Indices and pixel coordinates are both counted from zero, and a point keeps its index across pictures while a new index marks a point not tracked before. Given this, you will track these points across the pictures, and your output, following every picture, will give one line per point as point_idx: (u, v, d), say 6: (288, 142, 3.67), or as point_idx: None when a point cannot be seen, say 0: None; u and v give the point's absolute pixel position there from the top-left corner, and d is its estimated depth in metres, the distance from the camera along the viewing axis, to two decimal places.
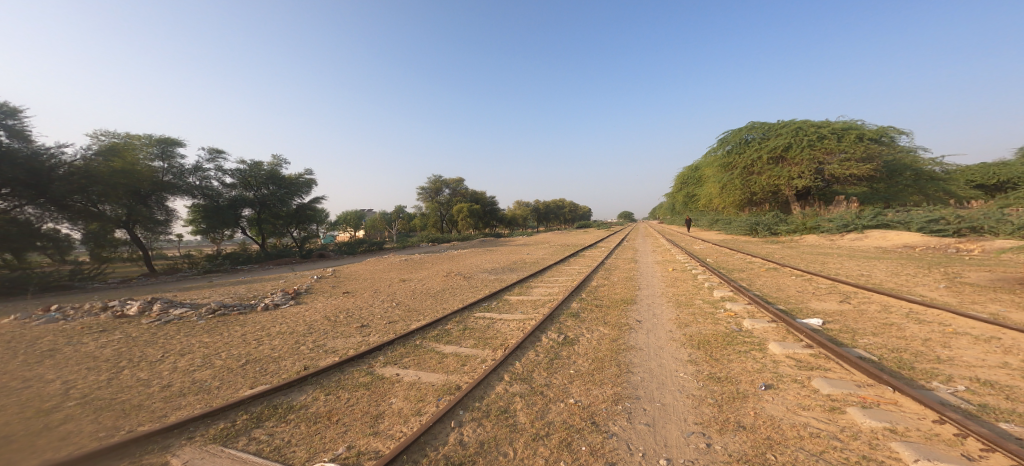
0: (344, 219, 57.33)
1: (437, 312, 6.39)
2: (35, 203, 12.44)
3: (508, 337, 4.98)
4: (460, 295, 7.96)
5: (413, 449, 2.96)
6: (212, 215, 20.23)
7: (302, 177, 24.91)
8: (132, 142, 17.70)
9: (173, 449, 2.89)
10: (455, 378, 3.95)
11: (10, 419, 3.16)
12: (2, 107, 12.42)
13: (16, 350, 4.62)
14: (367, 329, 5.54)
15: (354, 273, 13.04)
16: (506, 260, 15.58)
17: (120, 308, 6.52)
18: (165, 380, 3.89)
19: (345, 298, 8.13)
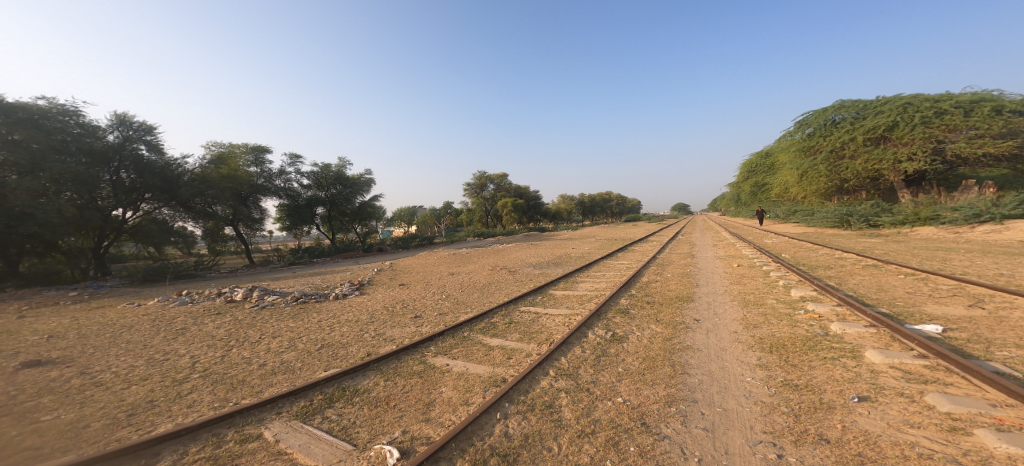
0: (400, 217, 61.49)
1: (485, 305, 6.59)
2: (168, 205, 15.79)
3: (554, 332, 4.95)
4: (507, 289, 8.08)
5: (460, 437, 3.03)
6: (294, 213, 23.29)
7: (364, 177, 27.16)
8: (234, 151, 21.03)
9: (265, 422, 3.35)
10: (501, 370, 4.02)
11: (155, 386, 3.94)
12: (141, 126, 15.47)
13: (159, 328, 5.78)
14: (421, 320, 5.91)
15: (408, 267, 13.91)
16: (554, 255, 15.39)
17: (229, 294, 7.79)
18: (261, 359, 4.54)
19: (401, 290, 8.74)
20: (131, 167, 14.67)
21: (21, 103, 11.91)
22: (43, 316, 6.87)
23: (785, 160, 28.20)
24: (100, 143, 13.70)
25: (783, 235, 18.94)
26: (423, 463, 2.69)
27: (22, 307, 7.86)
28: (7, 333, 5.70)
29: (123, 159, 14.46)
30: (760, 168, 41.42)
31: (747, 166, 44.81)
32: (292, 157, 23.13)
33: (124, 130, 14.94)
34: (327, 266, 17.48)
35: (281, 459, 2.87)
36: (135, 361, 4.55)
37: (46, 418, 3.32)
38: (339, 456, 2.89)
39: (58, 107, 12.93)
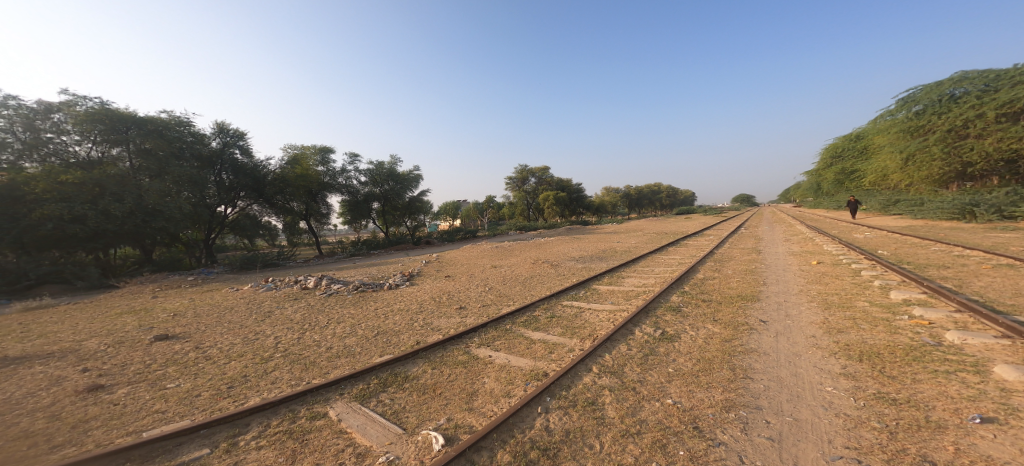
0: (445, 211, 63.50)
1: (527, 299, 6.65)
2: (257, 202, 19.04)
3: (597, 328, 4.97)
4: (549, 283, 8.05)
5: (501, 427, 3.01)
6: (355, 209, 25.16)
7: (413, 173, 28.19)
8: (306, 152, 22.40)
9: (329, 402, 3.67)
10: (543, 365, 4.02)
11: (248, 362, 4.57)
12: (234, 133, 18.20)
13: (251, 310, 6.73)
14: (465, 311, 6.15)
15: (453, 259, 14.44)
16: (601, 248, 14.86)
17: (302, 282, 8.78)
18: (328, 343, 5.04)
19: (447, 281, 9.16)
20: (230, 169, 17.85)
21: (152, 118, 14.81)
22: (167, 298, 8.35)
23: (883, 143, 24.11)
24: (206, 149, 16.74)
25: (878, 228, 16.17)
26: (465, 451, 2.70)
27: (155, 289, 9.68)
28: (143, 311, 7.02)
29: (224, 162, 17.62)
30: (849, 152, 35.67)
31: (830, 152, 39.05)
32: (353, 156, 25.06)
33: (224, 136, 17.80)
34: (382, 257, 18.97)
35: (342, 437, 3.12)
36: (231, 339, 5.34)
37: (169, 385, 4.02)
38: (391, 438, 3.06)
39: (176, 119, 15.83)
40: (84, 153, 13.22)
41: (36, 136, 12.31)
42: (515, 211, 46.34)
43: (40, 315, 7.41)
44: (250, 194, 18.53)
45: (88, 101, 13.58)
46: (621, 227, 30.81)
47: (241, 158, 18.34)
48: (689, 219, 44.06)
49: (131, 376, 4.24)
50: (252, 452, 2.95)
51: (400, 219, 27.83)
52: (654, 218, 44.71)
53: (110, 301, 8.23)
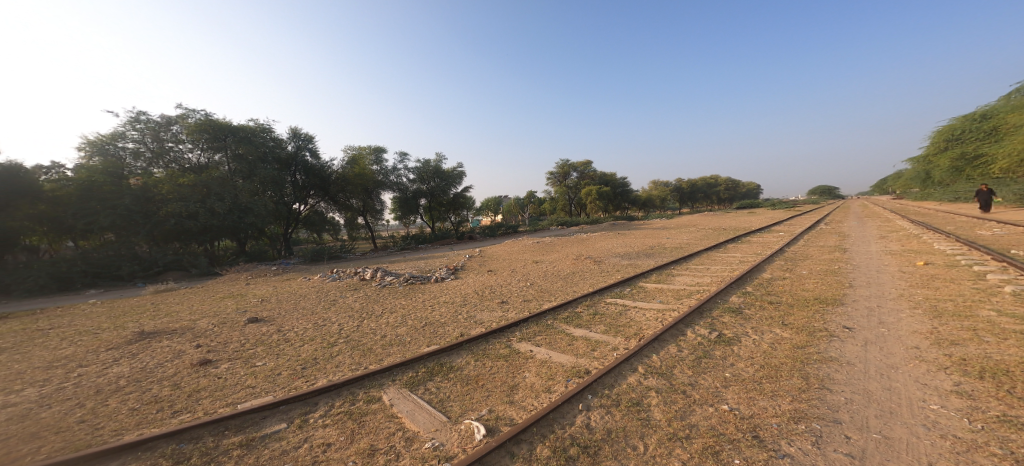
0: (487, 207, 63.84)
1: (567, 296, 6.58)
2: (323, 200, 21.10)
3: (643, 327, 4.81)
4: (590, 280, 7.87)
5: (541, 421, 2.91)
6: (405, 205, 26.53)
7: (456, 170, 28.90)
8: (362, 153, 23.97)
9: (383, 388, 3.70)
10: (584, 362, 3.95)
11: (315, 346, 5.03)
12: (303, 137, 20.03)
13: (319, 298, 7.53)
14: (506, 305, 6.31)
15: (495, 254, 14.75)
16: (651, 245, 14.07)
17: (360, 274, 9.58)
18: (382, 331, 5.44)
19: (489, 275, 9.41)
20: (302, 170, 19.84)
21: (242, 127, 17.34)
22: (254, 285, 9.63)
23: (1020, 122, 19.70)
24: (284, 152, 18.89)
25: (1009, 223, 13.25)
26: (506, 443, 2.64)
27: (249, 276, 11.37)
28: (237, 297, 8.16)
29: (298, 164, 19.64)
30: (971, 134, 29.52)
31: (943, 135, 32.87)
32: (401, 154, 26.60)
33: (297, 140, 19.77)
34: (429, 251, 20.15)
35: (394, 420, 3.10)
36: (303, 324, 5.98)
37: (258, 363, 4.52)
38: (436, 426, 2.99)
39: (261, 126, 18.29)
40: (195, 159, 16.55)
41: (164, 148, 15.85)
42: (556, 206, 45.42)
43: (166, 296, 9.07)
44: (319, 192, 20.68)
45: (196, 115, 16.64)
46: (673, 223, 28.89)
47: (311, 160, 20.25)
48: (753, 214, 39.79)
49: (230, 353, 4.92)
50: (317, 429, 3.00)
51: (444, 215, 28.78)
52: (714, 214, 41.24)
53: (212, 288, 9.70)
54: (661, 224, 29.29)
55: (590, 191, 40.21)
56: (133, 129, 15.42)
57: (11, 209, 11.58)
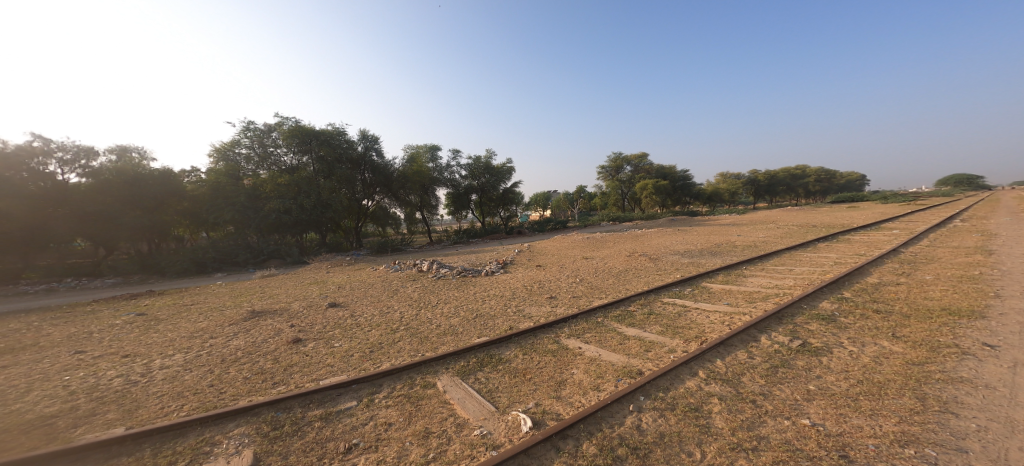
0: (536, 201, 62.89)
1: (619, 294, 6.34)
2: (385, 196, 22.67)
3: (706, 330, 4.45)
4: (644, 278, 7.48)
5: (588, 418, 2.84)
6: (458, 201, 27.49)
7: (506, 165, 29.04)
8: (419, 151, 25.20)
9: (437, 374, 3.92)
10: (637, 363, 3.78)
11: (380, 331, 5.48)
12: (370, 138, 21.60)
13: (383, 287, 8.21)
14: (555, 300, 6.31)
15: (543, 249, 14.68)
16: (715, 242, 12.90)
17: (418, 266, 10.21)
18: (437, 320, 5.76)
19: (538, 270, 9.43)
20: (370, 169, 21.45)
21: (322, 130, 19.27)
22: (331, 273, 10.81)
23: None
24: (355, 153, 20.58)
25: None
26: (551, 436, 2.62)
27: (329, 265, 12.77)
28: (318, 284, 9.23)
29: (367, 163, 21.27)
30: None
31: None
32: (454, 150, 27.45)
33: (366, 142, 21.46)
34: (482, 245, 20.75)
35: (446, 406, 3.27)
36: (371, 311, 6.58)
37: (336, 344, 5.04)
38: (485, 414, 3.09)
39: (337, 130, 20.17)
40: (288, 161, 18.91)
41: (267, 152, 18.42)
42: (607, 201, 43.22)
43: (265, 281, 10.59)
44: (383, 189, 22.30)
45: (290, 121, 18.94)
46: (745, 218, 26.07)
47: (377, 159, 21.75)
48: (847, 208, 34.16)
49: (314, 333, 5.57)
50: (381, 409, 3.25)
51: (495, 210, 29.28)
52: (798, 208, 36.39)
53: (299, 275, 11.09)
54: (730, 219, 26.66)
55: (645, 184, 37.54)
56: (245, 137, 18.22)
57: (166, 206, 15.91)
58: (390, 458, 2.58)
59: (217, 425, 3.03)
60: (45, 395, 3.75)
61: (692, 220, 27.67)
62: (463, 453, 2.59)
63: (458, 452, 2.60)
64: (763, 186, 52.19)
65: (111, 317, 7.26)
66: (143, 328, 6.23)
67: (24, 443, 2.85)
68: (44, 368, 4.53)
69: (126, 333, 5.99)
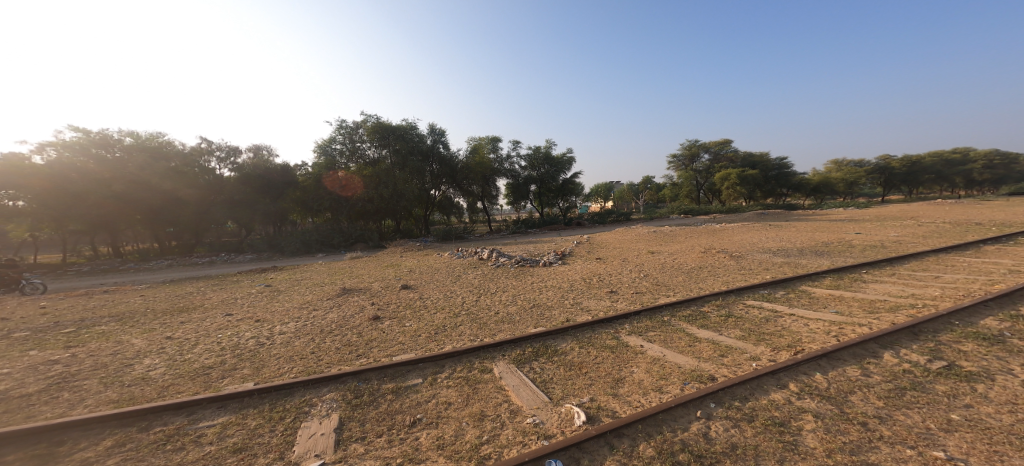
0: (598, 191, 60.41)
1: (688, 293, 5.91)
2: (449, 186, 23.74)
3: (803, 340, 3.96)
4: (720, 277, 6.86)
5: (648, 419, 2.71)
6: (517, 191, 27.69)
7: (565, 156, 28.54)
8: (482, 142, 25.71)
9: (494, 360, 4.06)
10: (709, 368, 3.49)
11: (444, 314, 5.82)
12: (438, 131, 22.57)
13: (448, 273, 8.67)
14: (616, 295, 6.11)
15: (605, 241, 14.19)
16: (812, 241, 11.20)
17: (480, 254, 10.57)
18: (496, 308, 5.93)
19: (598, 263, 9.17)
20: (438, 161, 22.55)
21: (397, 125, 20.68)
22: (405, 257, 11.73)
23: None
24: (425, 146, 21.77)
25: None
26: (605, 433, 2.55)
27: (402, 250, 13.86)
28: (394, 266, 10.10)
29: (435, 155, 22.40)
30: None
31: None
32: (515, 141, 27.62)
33: (435, 135, 22.59)
34: (539, 235, 20.76)
35: (501, 392, 3.38)
36: (437, 294, 7.02)
37: (406, 323, 5.48)
38: (538, 404, 3.13)
39: (410, 124, 21.50)
40: (370, 154, 20.72)
41: (355, 146, 20.40)
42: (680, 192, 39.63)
43: (350, 262, 11.89)
44: (449, 180, 23.40)
45: (372, 118, 20.71)
46: (855, 213, 22.20)
47: (443, 151, 22.82)
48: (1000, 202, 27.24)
49: (389, 312, 6.12)
50: (443, 388, 3.47)
51: (554, 201, 29.01)
52: (926, 202, 30.03)
53: (378, 258, 12.24)
54: (830, 213, 23.04)
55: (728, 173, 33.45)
56: (340, 134, 20.40)
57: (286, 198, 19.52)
58: (448, 435, 2.73)
59: (307, 388, 3.50)
60: (205, 348, 4.68)
61: (784, 214, 24.35)
62: (515, 439, 2.66)
63: (511, 438, 2.67)
64: (898, 174, 40.45)
65: (248, 286, 8.84)
66: (269, 297, 7.47)
67: (191, 387, 3.60)
68: (205, 325, 5.67)
69: (257, 300, 7.23)
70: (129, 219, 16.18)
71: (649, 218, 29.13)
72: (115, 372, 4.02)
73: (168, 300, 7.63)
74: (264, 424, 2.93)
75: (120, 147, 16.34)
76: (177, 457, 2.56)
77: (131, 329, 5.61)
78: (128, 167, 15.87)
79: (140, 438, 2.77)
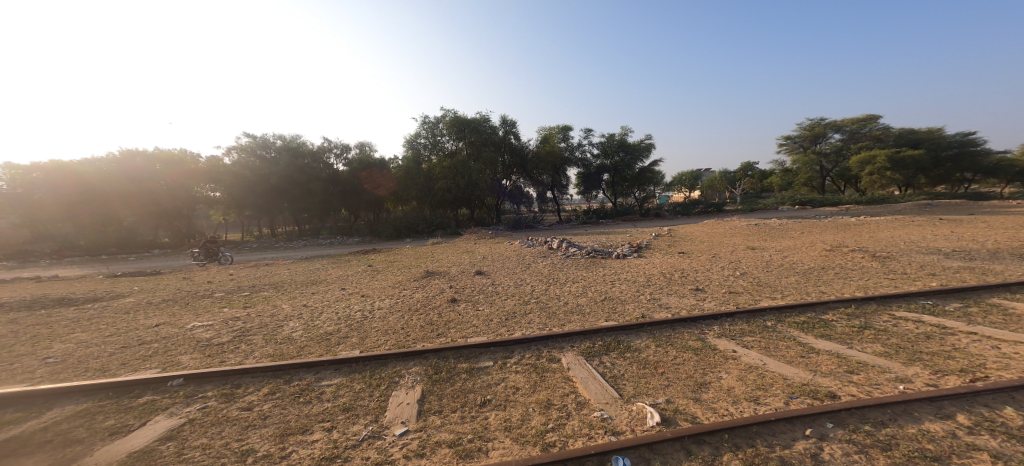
0: (681, 179, 55.55)
1: (801, 298, 5.23)
2: (520, 176, 24.06)
3: (990, 366, 3.24)
4: (849, 281, 5.93)
5: (737, 429, 2.49)
6: (588, 180, 26.95)
7: (642, 143, 27.01)
8: (553, 130, 25.35)
9: (563, 350, 4.05)
10: (824, 383, 3.08)
11: (516, 300, 5.99)
12: (509, 121, 22.84)
13: (520, 261, 8.86)
14: (701, 293, 5.71)
15: (691, 235, 13.11)
16: (974, 243, 8.96)
17: (549, 244, 10.56)
18: (566, 298, 5.93)
19: (680, 258, 8.60)
20: (509, 151, 22.91)
21: (473, 118, 21.40)
22: (478, 244, 12.24)
23: None
24: (498, 136, 22.23)
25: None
26: (683, 438, 2.41)
27: (476, 237, 14.48)
28: (468, 253, 10.60)
29: (506, 146, 22.79)
30: None
31: None
32: (586, 129, 26.85)
33: (507, 126, 22.91)
34: (611, 226, 20.06)
35: (569, 383, 3.37)
36: (508, 281, 7.22)
37: (480, 307, 5.75)
38: (607, 399, 3.07)
39: (483, 116, 22.09)
40: (447, 147, 21.82)
41: (436, 140, 21.61)
42: (795, 180, 33.91)
43: (433, 247, 12.79)
44: (520, 170, 23.70)
45: (450, 112, 21.75)
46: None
47: (514, 142, 23.14)
48: None
49: (465, 295, 6.48)
50: (512, 373, 3.57)
51: (628, 190, 27.75)
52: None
53: (455, 244, 12.96)
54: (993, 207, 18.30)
55: (871, 155, 27.39)
56: (422, 129, 21.76)
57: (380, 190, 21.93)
58: (515, 419, 2.81)
59: (396, 360, 3.86)
60: (327, 316, 5.47)
61: (961, 207, 18.96)
62: (581, 431, 2.64)
63: (576, 429, 2.66)
64: None
65: (354, 264, 10.09)
66: (369, 275, 8.45)
67: (314, 348, 4.23)
68: (325, 296, 6.63)
69: (361, 277, 8.22)
70: (277, 208, 20.56)
71: (748, 211, 26.12)
72: (271, 330, 4.91)
73: (302, 273, 9.03)
74: (365, 388, 3.31)
75: (274, 149, 20.46)
76: (306, 408, 3.01)
77: (280, 296, 6.81)
78: (279, 165, 19.88)
79: (283, 389, 3.33)
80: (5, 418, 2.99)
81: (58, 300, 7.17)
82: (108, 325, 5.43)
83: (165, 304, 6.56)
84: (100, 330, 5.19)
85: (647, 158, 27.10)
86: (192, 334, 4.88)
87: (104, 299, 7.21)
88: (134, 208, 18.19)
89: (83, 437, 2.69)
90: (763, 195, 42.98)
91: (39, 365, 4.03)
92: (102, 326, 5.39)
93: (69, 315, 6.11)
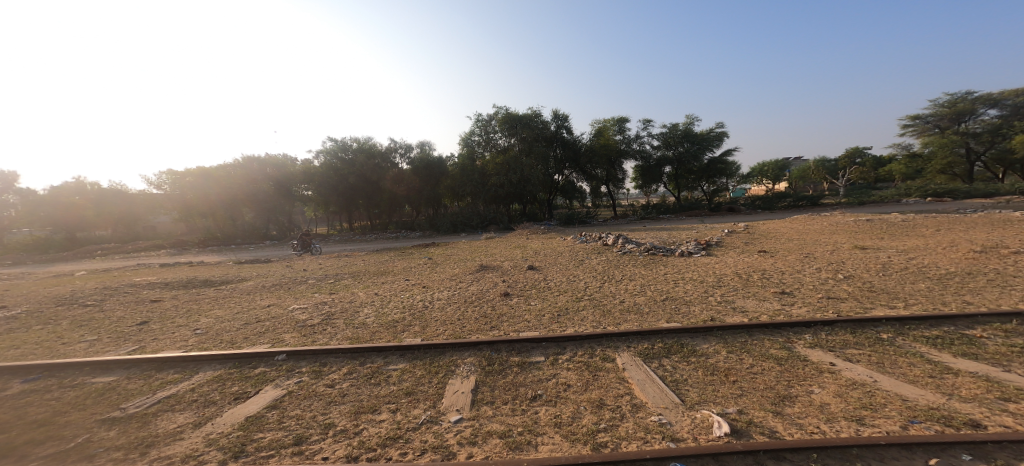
0: (761, 169, 49.86)
1: (932, 309, 4.43)
2: (573, 171, 23.70)
3: None
4: (1010, 290, 4.88)
5: (831, 450, 2.20)
6: (648, 173, 25.65)
7: (711, 132, 25.04)
8: (609, 123, 24.45)
9: (618, 350, 3.91)
10: (950, 409, 2.59)
11: (570, 296, 5.92)
12: (562, 116, 22.51)
13: (574, 257, 8.73)
14: (786, 298, 5.13)
15: (775, 231, 11.79)
16: None
17: (604, 239, 10.24)
18: (623, 296, 5.71)
19: (758, 257, 7.78)
20: (562, 146, 22.64)
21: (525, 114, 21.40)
22: (531, 240, 12.26)
23: None
24: (550, 131, 22.06)
25: None
26: (758, 452, 2.19)
27: (531, 232, 14.52)
28: (521, 248, 10.69)
29: (559, 141, 22.57)
30: None
31: None
32: (646, 120, 25.54)
33: (559, 121, 22.63)
34: (673, 222, 19.00)
35: (624, 384, 3.25)
36: (560, 277, 7.15)
37: (533, 302, 5.78)
38: (667, 404, 2.90)
39: (536, 112, 22.03)
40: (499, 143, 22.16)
41: (489, 137, 21.96)
42: (927, 167, 28.90)
43: (490, 241, 13.09)
44: (573, 165, 23.38)
45: (503, 110, 22.01)
46: None
47: (568, 136, 22.83)
48: None
49: (519, 289, 6.55)
50: (564, 370, 3.54)
51: (695, 183, 25.92)
52: None
53: (510, 239, 13.10)
54: None
55: None
56: (476, 127, 22.31)
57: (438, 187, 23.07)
58: (566, 416, 2.78)
59: (454, 350, 4.04)
60: (395, 304, 5.91)
61: None
62: (637, 434, 2.53)
63: (631, 431, 2.56)
64: None
65: (417, 257, 10.73)
66: (430, 267, 8.92)
67: (384, 334, 4.60)
68: (393, 286, 7.15)
69: (423, 269, 8.72)
70: (354, 203, 22.76)
71: (853, 205, 22.69)
72: (350, 315, 5.44)
73: (374, 264, 9.84)
74: (427, 375, 3.52)
75: (351, 150, 22.35)
76: (376, 390, 3.28)
77: (357, 284, 7.49)
78: (357, 166, 21.74)
79: (359, 370, 3.67)
80: (168, 377, 3.69)
81: (201, 281, 8.69)
82: (234, 304, 6.46)
83: (274, 288, 7.58)
84: (230, 308, 6.19)
85: (718, 148, 25.10)
86: (291, 315, 5.59)
87: (231, 282, 8.54)
88: (253, 206, 21.49)
89: (215, 400, 3.22)
90: (878, 185, 36.78)
91: (190, 335, 4.92)
92: (230, 304, 6.44)
93: (209, 294, 7.39)
